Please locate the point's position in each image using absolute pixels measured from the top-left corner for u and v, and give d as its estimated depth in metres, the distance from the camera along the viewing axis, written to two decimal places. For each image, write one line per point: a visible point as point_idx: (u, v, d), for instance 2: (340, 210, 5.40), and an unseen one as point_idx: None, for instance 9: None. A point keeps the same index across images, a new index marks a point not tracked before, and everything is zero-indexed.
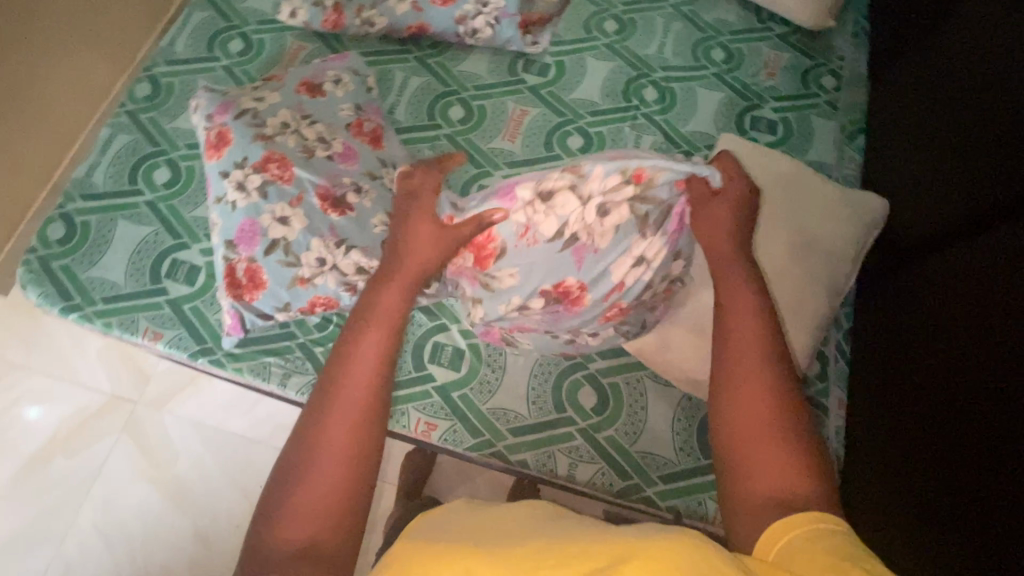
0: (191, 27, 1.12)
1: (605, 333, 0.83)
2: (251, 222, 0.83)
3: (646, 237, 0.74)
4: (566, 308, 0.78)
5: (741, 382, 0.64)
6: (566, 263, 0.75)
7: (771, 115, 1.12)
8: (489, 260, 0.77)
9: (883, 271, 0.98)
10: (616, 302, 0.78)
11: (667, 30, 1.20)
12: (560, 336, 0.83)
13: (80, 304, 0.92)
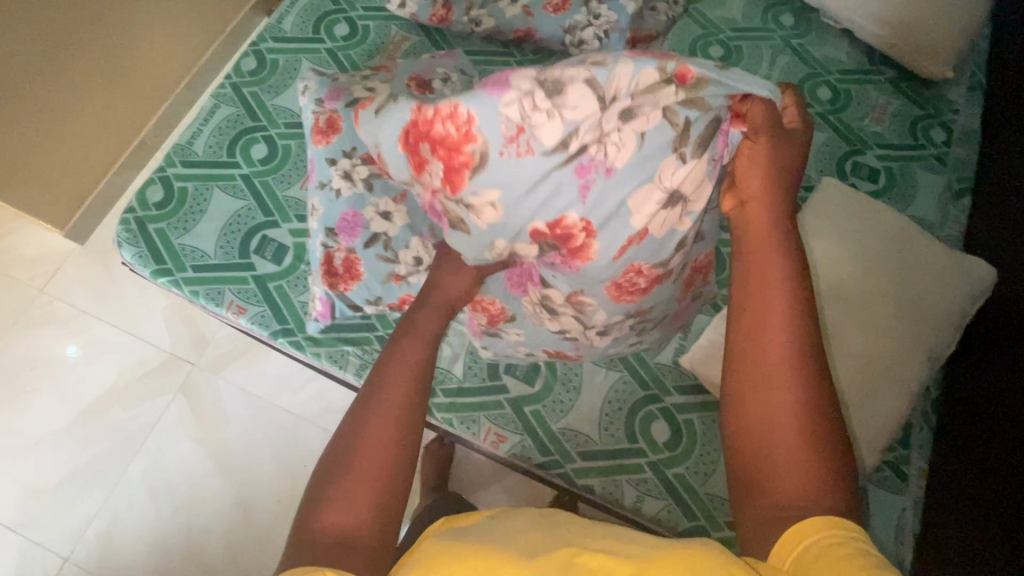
0: (300, 6, 1.13)
1: (619, 329, 0.79)
2: (354, 212, 0.84)
3: (681, 156, 0.65)
4: (563, 253, 0.69)
5: (757, 369, 0.56)
6: (572, 190, 0.65)
7: (874, 163, 1.08)
8: (463, 173, 0.66)
9: (990, 340, 0.90)
10: (633, 263, 0.70)
11: (772, 61, 1.17)
12: (552, 299, 0.76)
13: (170, 269, 0.93)
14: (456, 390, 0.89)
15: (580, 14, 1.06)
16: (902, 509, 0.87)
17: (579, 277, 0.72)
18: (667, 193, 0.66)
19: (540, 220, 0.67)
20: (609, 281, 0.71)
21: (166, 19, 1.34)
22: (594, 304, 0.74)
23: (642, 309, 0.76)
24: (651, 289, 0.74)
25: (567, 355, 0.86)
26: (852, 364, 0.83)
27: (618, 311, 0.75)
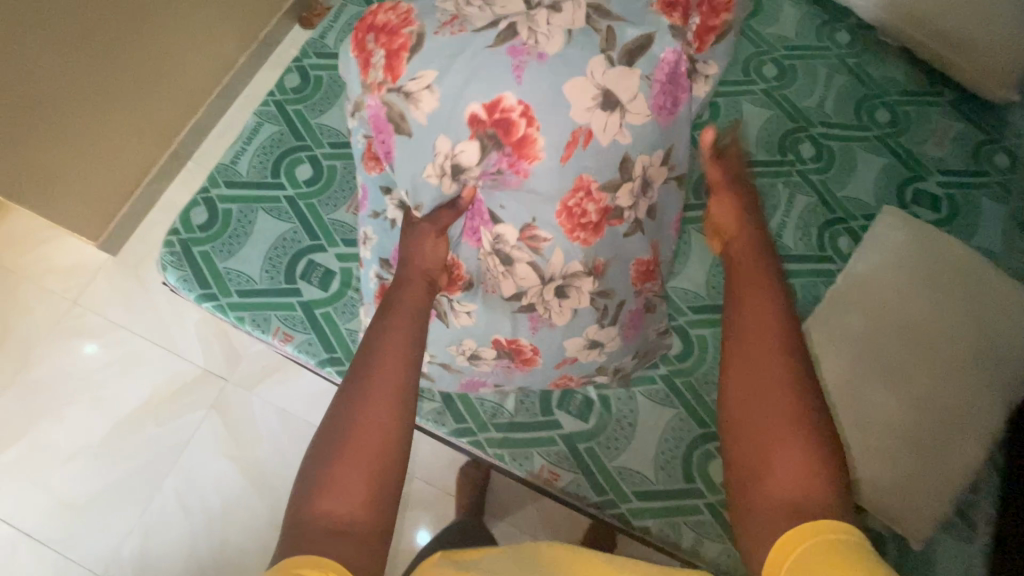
0: (344, 21, 1.10)
1: (579, 295, 0.74)
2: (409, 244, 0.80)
3: (610, 52, 0.65)
4: (506, 156, 0.66)
5: (749, 372, 0.59)
6: (504, 74, 0.64)
7: (936, 190, 1.05)
8: (400, 58, 0.68)
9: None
10: (581, 180, 0.67)
11: (828, 81, 1.12)
12: (506, 241, 0.71)
13: (216, 294, 0.91)
14: (507, 425, 0.86)
15: None
16: (969, 556, 0.83)
17: (528, 197, 0.68)
18: (601, 91, 0.65)
19: (477, 112, 0.65)
20: (558, 202, 0.68)
21: (204, 32, 1.32)
22: (550, 241, 0.70)
23: (597, 261, 0.73)
24: (602, 228, 0.71)
25: (522, 352, 0.79)
26: (922, 407, 0.79)
27: (576, 256, 0.71)
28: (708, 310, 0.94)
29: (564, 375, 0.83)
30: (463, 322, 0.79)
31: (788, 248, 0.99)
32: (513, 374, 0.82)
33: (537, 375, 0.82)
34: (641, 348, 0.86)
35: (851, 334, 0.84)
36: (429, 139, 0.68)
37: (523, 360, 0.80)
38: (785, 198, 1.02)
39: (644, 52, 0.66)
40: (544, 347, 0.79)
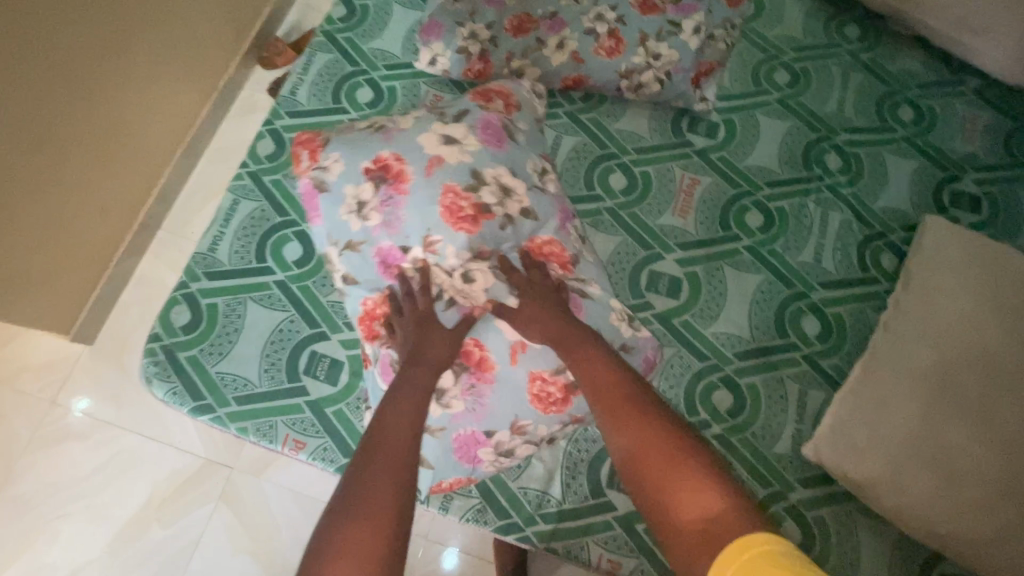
0: (314, 72, 1.00)
1: (485, 277, 0.71)
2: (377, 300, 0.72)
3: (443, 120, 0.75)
4: (391, 188, 0.71)
5: (619, 422, 0.61)
6: (375, 141, 0.73)
7: (974, 189, 0.98)
8: (318, 154, 0.74)
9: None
10: (450, 186, 0.71)
11: (845, 81, 1.05)
12: (413, 261, 0.71)
13: (211, 405, 0.81)
14: (556, 515, 0.78)
15: (637, 56, 0.95)
16: None
17: (412, 207, 0.70)
18: (444, 136, 0.73)
19: (363, 168, 0.72)
20: (436, 201, 0.70)
21: (164, 89, 1.18)
22: (441, 239, 0.70)
23: (485, 246, 0.71)
24: (484, 218, 0.71)
25: (471, 356, 0.71)
26: (1012, 445, 0.73)
27: (466, 244, 0.70)
28: (756, 355, 0.86)
29: (535, 377, 0.71)
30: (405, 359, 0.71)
31: (829, 272, 0.91)
32: (486, 399, 0.71)
33: (510, 389, 0.71)
34: (606, 331, 0.74)
35: (918, 368, 0.78)
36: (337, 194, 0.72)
37: (478, 367, 0.71)
38: (818, 218, 0.94)
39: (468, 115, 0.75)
40: (482, 333, 0.71)
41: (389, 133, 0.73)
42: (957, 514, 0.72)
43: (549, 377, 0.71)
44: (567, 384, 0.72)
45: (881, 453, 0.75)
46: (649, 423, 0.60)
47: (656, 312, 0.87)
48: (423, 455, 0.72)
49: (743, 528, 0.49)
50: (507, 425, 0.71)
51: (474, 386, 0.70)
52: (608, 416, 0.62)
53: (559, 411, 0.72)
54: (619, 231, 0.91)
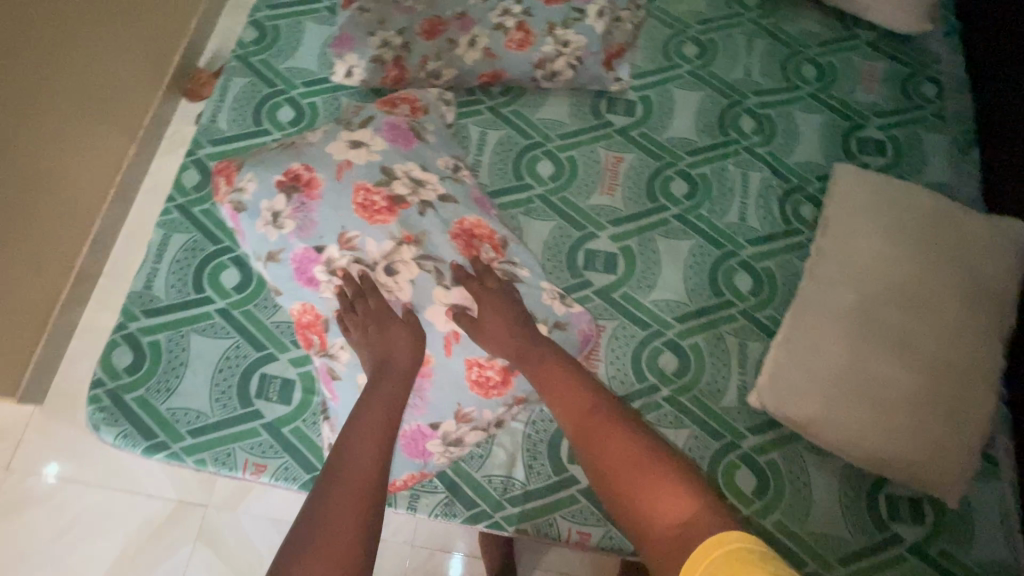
0: (232, 98, 0.99)
1: (409, 268, 0.70)
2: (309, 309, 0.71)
3: (351, 127, 0.75)
4: (303, 194, 0.71)
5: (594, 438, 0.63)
6: (287, 154, 0.74)
7: (877, 135, 1.04)
8: (231, 172, 0.74)
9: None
10: (361, 185, 0.71)
11: (750, 48, 1.10)
12: (330, 260, 0.70)
13: (165, 442, 0.80)
14: (522, 497, 0.79)
15: (547, 45, 0.98)
16: (1000, 500, 0.82)
17: (327, 210, 0.71)
18: (351, 141, 0.74)
19: (273, 179, 0.72)
20: (350, 202, 0.71)
21: (85, 128, 1.14)
22: (359, 235, 0.70)
23: (408, 233, 0.71)
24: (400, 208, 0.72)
25: None
26: (930, 367, 0.78)
27: (384, 235, 0.70)
28: (695, 316, 0.89)
29: (471, 364, 0.72)
30: (342, 362, 0.70)
31: (755, 229, 0.95)
32: (427, 393, 0.71)
33: (449, 381, 0.71)
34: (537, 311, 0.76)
35: (844, 307, 0.82)
36: (256, 207, 0.72)
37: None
38: (739, 178, 0.98)
39: (379, 120, 0.76)
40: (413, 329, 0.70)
41: (299, 146, 0.74)
42: (892, 439, 0.76)
43: (486, 362, 0.72)
44: (505, 366, 0.72)
45: (819, 393, 0.79)
46: (623, 433, 0.62)
47: (596, 289, 0.90)
48: None
49: (722, 523, 0.50)
50: (452, 416, 0.72)
51: None
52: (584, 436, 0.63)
53: (500, 394, 0.72)
54: (552, 215, 0.94)
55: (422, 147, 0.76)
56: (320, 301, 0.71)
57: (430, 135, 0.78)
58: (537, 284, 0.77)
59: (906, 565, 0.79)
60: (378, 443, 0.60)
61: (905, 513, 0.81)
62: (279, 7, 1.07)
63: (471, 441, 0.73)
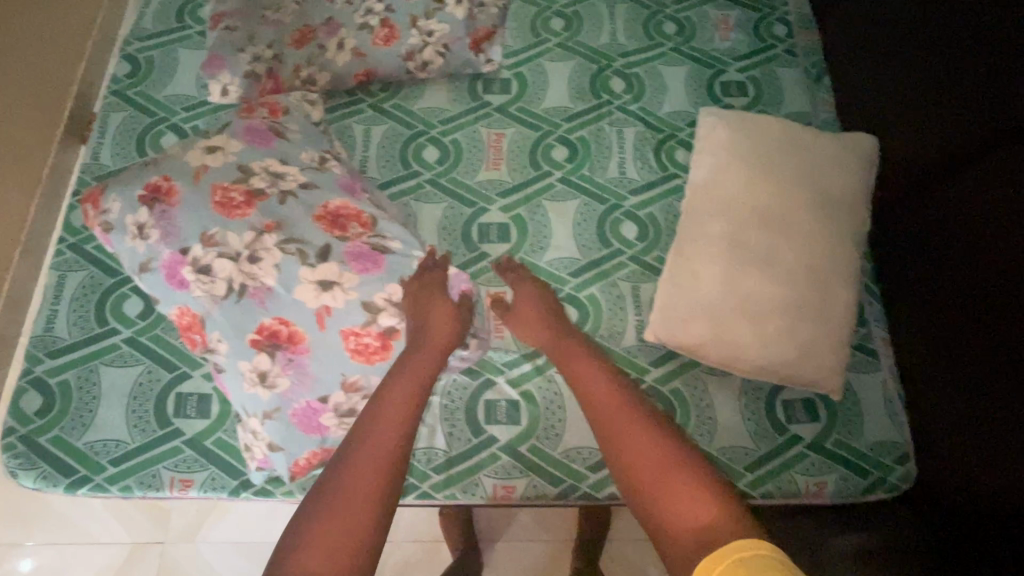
0: (113, 132, 1.00)
1: (272, 254, 0.70)
2: (185, 310, 0.71)
3: (214, 137, 0.77)
4: (164, 203, 0.72)
5: (619, 431, 0.68)
6: (149, 170, 0.74)
7: (738, 77, 1.11)
8: (98, 197, 0.75)
9: (912, 193, 0.92)
10: (223, 187, 0.72)
11: (612, 14, 1.15)
12: (194, 259, 0.70)
13: (87, 476, 0.81)
14: (446, 464, 0.83)
15: (413, 37, 1.02)
16: (881, 385, 0.91)
17: (190, 213, 0.71)
18: (208, 147, 0.75)
19: (136, 195, 0.73)
20: (210, 201, 0.71)
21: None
22: (219, 231, 0.70)
23: (267, 222, 0.71)
24: (257, 201, 0.72)
25: (281, 333, 0.69)
26: (796, 276, 0.85)
27: (245, 228, 0.71)
28: (587, 269, 0.95)
29: (347, 334, 0.70)
30: (225, 353, 0.69)
31: (634, 180, 1.01)
32: (310, 369, 0.69)
33: (328, 354, 0.69)
34: (412, 276, 0.74)
35: (715, 236, 0.88)
36: (125, 225, 0.73)
37: (291, 341, 0.69)
38: (615, 135, 1.04)
39: (240, 126, 0.78)
40: (286, 310, 0.69)
41: (161, 161, 0.75)
42: (768, 346, 0.83)
43: (362, 329, 0.70)
44: (383, 331, 0.70)
45: (701, 316, 0.85)
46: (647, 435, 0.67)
47: (493, 259, 0.95)
48: (269, 439, 0.69)
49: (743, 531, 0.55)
50: (339, 386, 0.69)
51: (292, 361, 0.68)
52: (611, 430, 0.68)
53: (383, 357, 0.70)
54: (442, 197, 0.98)
55: (284, 145, 0.78)
56: (193, 300, 0.70)
57: (293, 133, 0.80)
58: (410, 251, 0.75)
59: (808, 461, 0.86)
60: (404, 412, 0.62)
61: (801, 414, 0.88)
62: (149, 38, 1.08)
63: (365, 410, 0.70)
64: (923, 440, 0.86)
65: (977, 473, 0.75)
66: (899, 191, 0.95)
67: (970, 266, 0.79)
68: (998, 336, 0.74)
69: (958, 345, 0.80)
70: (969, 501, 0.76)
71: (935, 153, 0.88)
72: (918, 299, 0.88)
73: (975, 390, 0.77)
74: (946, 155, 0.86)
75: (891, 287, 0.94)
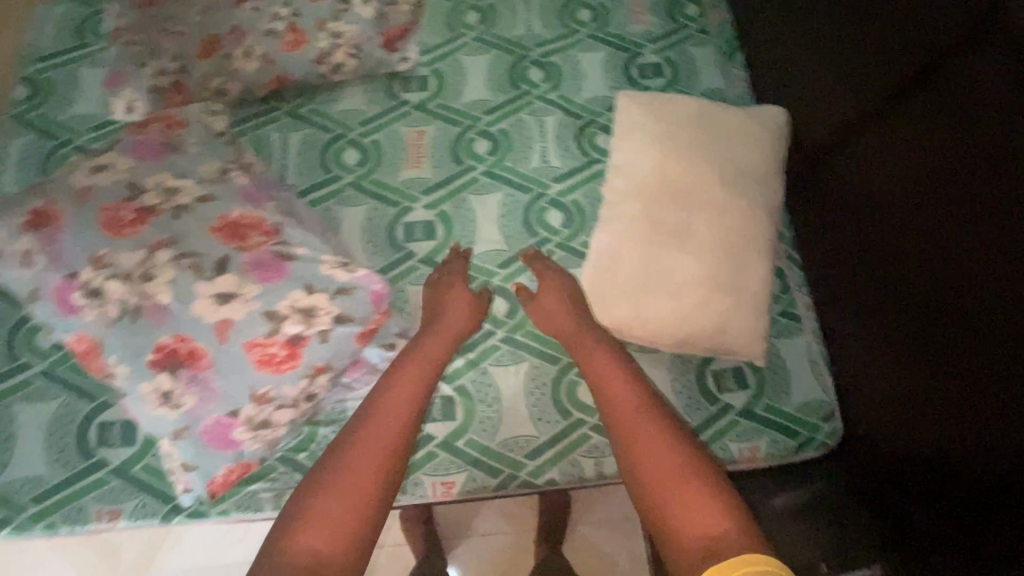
0: (12, 159, 0.97)
1: (165, 271, 0.68)
2: (81, 336, 0.68)
3: (102, 155, 0.75)
4: (48, 228, 0.70)
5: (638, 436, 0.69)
6: (36, 195, 0.72)
7: (654, 59, 1.13)
8: None
9: (820, 160, 0.94)
10: (116, 207, 0.71)
11: (527, 4, 1.16)
12: (85, 283, 0.68)
13: (7, 517, 0.78)
14: None
15: (321, 41, 1.01)
16: (807, 348, 0.93)
17: (81, 236, 0.69)
18: (95, 167, 0.74)
19: (17, 223, 0.71)
20: (99, 222, 0.70)
21: None
22: (109, 252, 0.69)
23: (159, 239, 0.70)
24: (149, 218, 0.71)
25: (180, 352, 0.67)
26: (710, 248, 0.87)
27: (135, 248, 0.69)
28: (516, 259, 0.95)
29: (252, 346, 0.68)
30: (125, 377, 0.67)
31: (557, 168, 1.02)
32: (215, 385, 0.67)
33: (232, 368, 0.67)
34: (316, 282, 0.72)
35: (632, 217, 0.90)
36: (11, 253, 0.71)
37: (191, 359, 0.67)
38: (536, 125, 1.05)
39: (130, 143, 0.76)
40: (184, 327, 0.67)
41: (48, 184, 0.72)
42: (688, 320, 0.85)
43: (268, 340, 0.69)
44: (289, 339, 0.69)
45: (623, 297, 0.87)
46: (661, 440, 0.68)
47: (420, 257, 0.94)
48: (181, 459, 0.68)
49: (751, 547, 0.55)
50: (248, 399, 0.68)
51: (194, 378, 0.67)
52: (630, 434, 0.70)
53: (292, 366, 0.69)
54: (364, 199, 0.97)
55: (176, 159, 0.76)
56: (87, 325, 0.68)
57: (190, 146, 0.78)
58: (316, 256, 0.73)
59: (740, 428, 0.89)
60: (403, 409, 0.71)
61: (731, 383, 0.90)
62: (47, 58, 1.04)
63: (278, 420, 0.69)
64: (890, 412, 0.80)
65: (945, 437, 0.69)
66: (809, 159, 0.97)
67: (889, 221, 0.77)
68: (936, 283, 0.69)
69: (902, 304, 0.76)
70: (897, 454, 0.78)
71: (845, 116, 0.88)
72: (859, 264, 0.84)
73: (892, 348, 0.79)
74: (844, 122, 0.88)
75: (833, 260, 0.90)
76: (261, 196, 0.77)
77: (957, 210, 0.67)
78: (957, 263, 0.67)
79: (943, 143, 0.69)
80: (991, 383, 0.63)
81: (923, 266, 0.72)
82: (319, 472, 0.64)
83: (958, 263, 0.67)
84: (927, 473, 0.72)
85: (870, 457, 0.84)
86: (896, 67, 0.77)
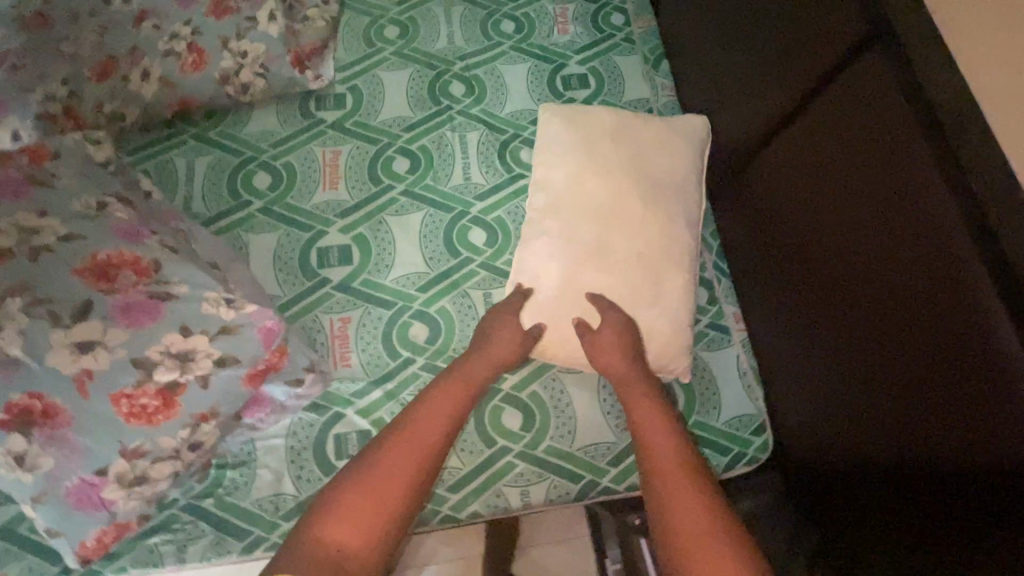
0: None
1: (14, 319, 0.63)
2: None
3: None
4: None
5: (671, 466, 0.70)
6: None
7: (578, 70, 1.11)
8: None
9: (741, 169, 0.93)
10: None
11: (448, 16, 1.13)
12: None
13: None
14: (296, 510, 0.77)
15: (225, 60, 0.96)
16: (735, 359, 0.92)
17: None
18: None
19: None
20: None
21: None
22: None
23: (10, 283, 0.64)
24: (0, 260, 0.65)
25: (35, 409, 0.62)
26: (628, 266, 0.84)
27: None
28: (437, 282, 0.92)
29: (118, 398, 0.65)
30: None
31: (480, 185, 0.99)
32: (77, 442, 0.64)
33: (96, 421, 0.64)
34: (194, 323, 0.69)
35: (549, 236, 0.87)
36: None
37: (46, 416, 0.62)
38: (457, 141, 1.02)
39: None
40: (38, 381, 0.62)
41: None
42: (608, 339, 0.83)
43: (136, 391, 0.66)
44: (161, 389, 0.67)
45: (542, 318, 0.84)
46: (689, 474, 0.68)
47: (335, 283, 0.90)
48: (43, 525, 0.64)
49: None
50: (117, 454, 0.66)
51: (50, 437, 0.63)
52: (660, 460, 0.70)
53: (166, 417, 0.67)
54: (276, 225, 0.93)
55: (39, 192, 0.70)
56: None
57: (60, 179, 0.73)
58: (198, 294, 0.70)
59: None
60: (439, 423, 0.73)
61: None
62: None
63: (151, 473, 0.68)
64: (837, 441, 0.74)
65: (871, 464, 0.67)
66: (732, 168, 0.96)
67: (811, 236, 0.75)
68: (871, 304, 0.65)
69: (834, 327, 0.72)
70: (826, 471, 0.76)
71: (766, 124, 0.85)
72: (799, 280, 0.78)
73: (817, 365, 0.76)
74: (763, 130, 0.86)
75: (767, 274, 0.87)
76: (142, 230, 0.73)
77: (875, 235, 0.64)
78: (899, 271, 0.61)
79: (871, 154, 0.65)
80: (949, 394, 0.56)
81: (844, 286, 0.69)
82: (356, 473, 0.67)
83: (878, 291, 0.64)
84: (863, 505, 0.69)
85: (801, 470, 0.82)
86: (816, 68, 0.74)
